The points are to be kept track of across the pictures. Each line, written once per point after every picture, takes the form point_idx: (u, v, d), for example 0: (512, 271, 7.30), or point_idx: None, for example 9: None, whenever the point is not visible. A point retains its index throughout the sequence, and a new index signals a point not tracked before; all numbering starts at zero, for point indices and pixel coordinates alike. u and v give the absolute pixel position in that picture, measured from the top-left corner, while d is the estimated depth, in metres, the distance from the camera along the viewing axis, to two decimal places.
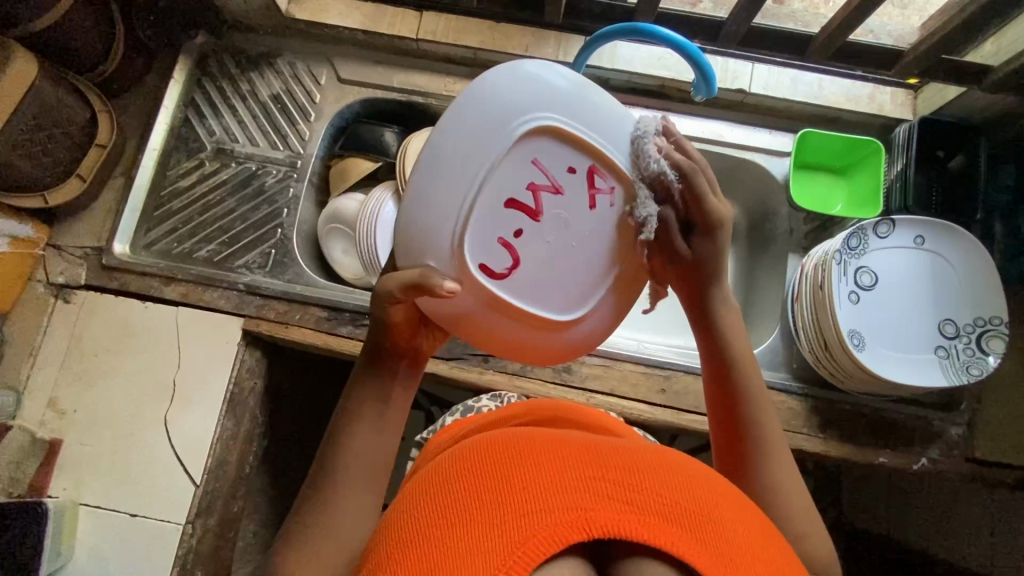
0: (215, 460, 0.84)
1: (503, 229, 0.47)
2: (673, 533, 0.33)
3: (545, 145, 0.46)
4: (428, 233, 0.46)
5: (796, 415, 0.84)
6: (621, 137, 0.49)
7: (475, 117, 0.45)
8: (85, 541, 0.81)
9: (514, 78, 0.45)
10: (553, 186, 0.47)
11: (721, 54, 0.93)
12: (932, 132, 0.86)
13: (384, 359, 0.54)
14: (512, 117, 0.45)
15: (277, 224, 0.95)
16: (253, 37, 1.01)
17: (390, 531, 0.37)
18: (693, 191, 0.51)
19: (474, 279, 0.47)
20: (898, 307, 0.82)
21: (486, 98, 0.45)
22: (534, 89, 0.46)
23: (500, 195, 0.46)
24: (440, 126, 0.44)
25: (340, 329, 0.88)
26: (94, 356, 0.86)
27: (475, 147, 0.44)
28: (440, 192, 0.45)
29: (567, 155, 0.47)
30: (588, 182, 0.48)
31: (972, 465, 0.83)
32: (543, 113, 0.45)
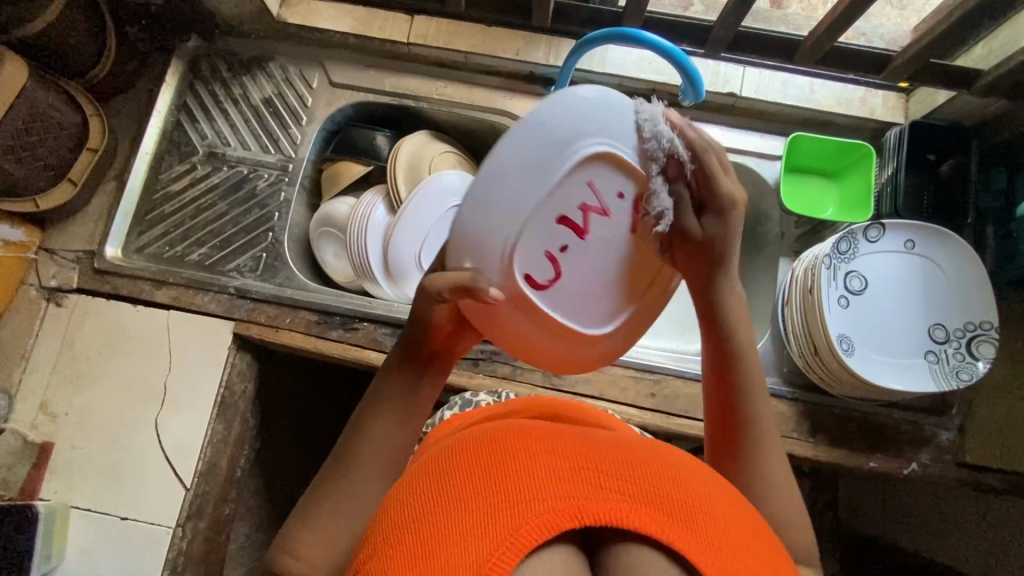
0: (205, 463, 0.84)
1: (550, 243, 0.49)
2: (663, 521, 0.33)
3: (602, 170, 0.47)
4: (482, 245, 0.47)
5: (785, 420, 0.84)
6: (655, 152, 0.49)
7: (541, 135, 0.45)
8: (75, 545, 0.81)
9: (574, 107, 0.45)
10: (601, 208, 0.49)
11: (712, 59, 0.93)
12: (923, 136, 0.86)
13: (418, 354, 0.55)
14: (574, 142, 0.45)
15: (268, 228, 0.95)
16: (245, 41, 1.01)
17: (380, 521, 0.37)
18: (705, 173, 0.50)
19: (519, 288, 0.49)
20: (888, 312, 0.82)
21: (556, 117, 0.45)
22: (592, 119, 0.45)
23: (554, 214, 0.47)
24: (501, 141, 0.45)
25: (329, 333, 0.88)
26: (86, 360, 0.86)
27: (539, 164, 0.45)
28: (501, 208, 0.45)
29: (624, 180, 0.48)
30: (633, 209, 0.50)
31: (963, 470, 0.83)
32: (599, 139, 0.46)
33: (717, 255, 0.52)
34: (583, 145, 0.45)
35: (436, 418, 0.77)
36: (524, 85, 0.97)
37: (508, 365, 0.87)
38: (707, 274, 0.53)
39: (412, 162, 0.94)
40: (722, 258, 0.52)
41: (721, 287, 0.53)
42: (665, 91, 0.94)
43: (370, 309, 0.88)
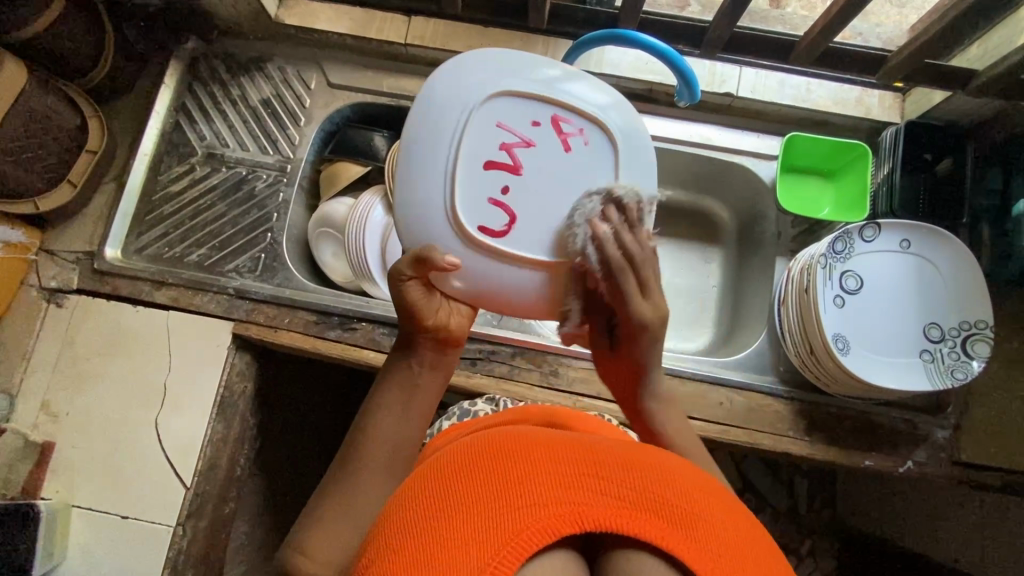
0: (205, 462, 0.84)
1: (490, 189, 0.52)
2: (663, 528, 0.33)
3: (505, 108, 0.53)
4: (422, 213, 0.53)
5: (782, 419, 0.85)
6: (547, 79, 0.55)
7: (435, 105, 0.53)
8: (77, 544, 0.82)
9: (456, 70, 0.54)
10: (523, 141, 0.53)
11: (709, 59, 0.93)
12: (919, 136, 0.86)
13: (413, 343, 0.58)
14: (468, 94, 0.53)
15: (267, 228, 0.95)
16: (244, 42, 1.01)
17: (385, 523, 0.38)
18: (616, 284, 0.52)
19: (476, 238, 0.52)
20: (883, 311, 0.82)
21: (441, 88, 0.53)
22: (476, 72, 0.53)
23: (478, 160, 0.52)
24: (409, 122, 0.53)
25: (328, 333, 0.88)
26: (87, 360, 0.87)
27: (445, 123, 0.52)
28: (425, 174, 0.52)
29: (531, 111, 0.54)
30: (555, 131, 0.53)
31: (959, 468, 0.83)
32: (490, 83, 0.53)
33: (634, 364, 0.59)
34: (471, 95, 0.53)
35: (434, 430, 0.77)
36: None
37: (505, 365, 0.87)
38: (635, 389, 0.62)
39: None
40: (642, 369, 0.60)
41: (648, 401, 0.62)
42: (662, 91, 0.94)
43: (368, 309, 0.89)
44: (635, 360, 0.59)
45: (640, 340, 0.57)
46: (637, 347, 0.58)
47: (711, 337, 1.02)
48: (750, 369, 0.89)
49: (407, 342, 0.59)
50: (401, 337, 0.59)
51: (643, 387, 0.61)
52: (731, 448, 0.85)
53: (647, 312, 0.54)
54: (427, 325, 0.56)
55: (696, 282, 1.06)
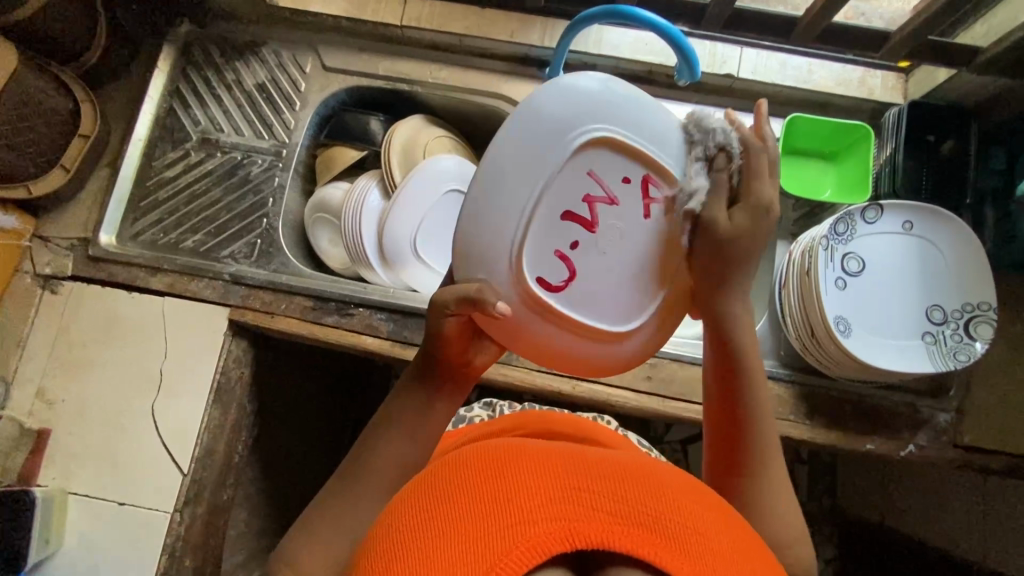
0: (202, 449, 0.84)
1: (560, 242, 0.50)
2: (657, 544, 0.32)
3: (600, 155, 0.49)
4: (486, 250, 0.49)
5: (783, 403, 0.84)
6: (653, 130, 0.50)
7: (529, 128, 0.48)
8: (74, 530, 0.81)
9: (562, 96, 0.48)
10: (607, 197, 0.50)
11: (709, 39, 0.92)
12: (921, 116, 0.85)
13: (434, 372, 0.55)
14: (567, 130, 0.48)
15: (263, 214, 0.94)
16: (238, 25, 1.00)
17: (373, 543, 0.37)
18: (747, 169, 0.52)
19: (532, 290, 0.50)
20: (885, 293, 0.81)
21: (541, 112, 0.48)
22: (581, 105, 0.48)
23: (555, 210, 0.49)
24: (496, 141, 0.48)
25: (326, 318, 0.88)
26: (83, 346, 0.86)
27: (536, 159, 0.48)
28: (499, 209, 0.48)
29: (625, 166, 0.50)
30: (642, 193, 0.50)
31: (960, 452, 0.83)
32: (595, 123, 0.48)
33: (738, 255, 0.52)
34: (570, 134, 0.48)
35: None
36: (520, 68, 0.96)
37: None
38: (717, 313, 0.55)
39: (407, 147, 0.94)
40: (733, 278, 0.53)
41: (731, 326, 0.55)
42: (661, 72, 0.93)
43: (365, 294, 0.88)
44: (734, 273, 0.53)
45: (759, 224, 0.52)
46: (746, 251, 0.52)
47: None
48: None
49: (427, 370, 0.56)
50: (421, 365, 0.56)
51: (727, 289, 0.54)
52: None
53: (770, 194, 0.52)
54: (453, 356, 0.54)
55: None
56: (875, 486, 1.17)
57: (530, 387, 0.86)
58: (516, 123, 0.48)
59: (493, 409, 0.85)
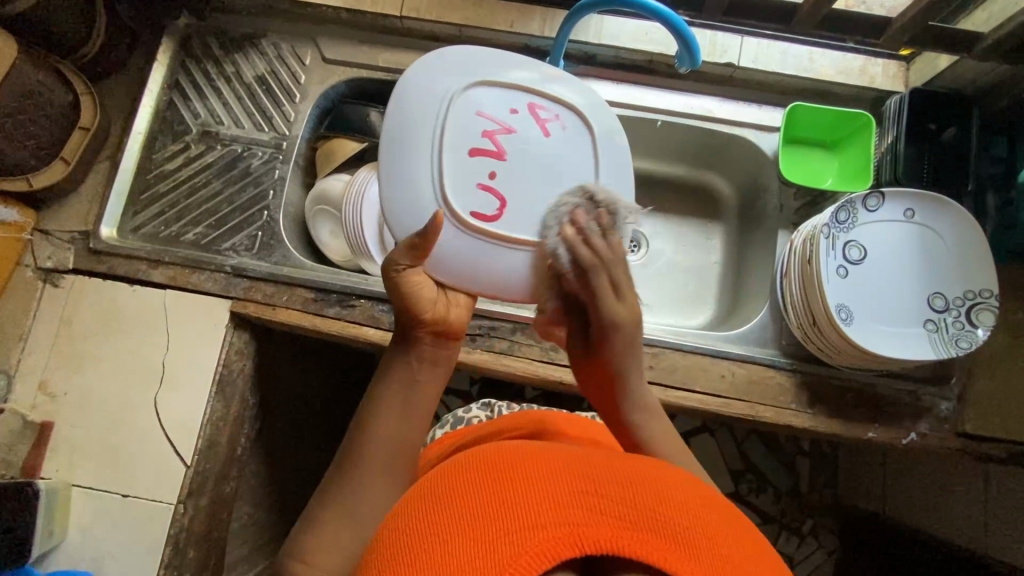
0: (205, 441, 0.84)
1: (479, 175, 0.56)
2: (666, 549, 0.32)
3: (483, 97, 0.58)
4: (412, 205, 0.55)
5: (784, 391, 0.84)
6: (518, 67, 0.60)
7: (406, 102, 0.57)
8: (78, 523, 0.82)
9: (430, 64, 0.58)
10: (503, 128, 0.58)
11: (709, 28, 0.92)
12: (923, 103, 0.84)
13: (411, 336, 0.58)
14: (445, 85, 0.57)
15: (263, 206, 0.94)
16: (237, 18, 1.00)
17: (380, 548, 0.37)
18: (587, 283, 0.55)
19: (471, 224, 0.56)
20: (887, 281, 0.81)
21: (410, 90, 0.57)
22: (448, 65, 0.58)
23: (462, 148, 0.56)
24: (390, 114, 0.57)
25: (327, 310, 0.88)
26: (85, 339, 0.86)
27: (427, 113, 0.56)
28: (409, 169, 0.56)
29: (508, 100, 0.59)
30: (531, 117, 0.58)
31: (961, 440, 0.83)
32: (467, 74, 0.58)
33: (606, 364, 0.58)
34: (450, 86, 0.57)
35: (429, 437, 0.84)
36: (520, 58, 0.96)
37: (505, 340, 0.87)
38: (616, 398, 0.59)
39: None
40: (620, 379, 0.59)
41: (630, 409, 0.59)
42: (662, 61, 0.93)
43: (367, 286, 0.88)
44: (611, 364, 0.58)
45: (613, 337, 0.57)
46: (612, 346, 0.57)
47: (713, 314, 1.02)
48: (753, 343, 0.88)
49: (405, 335, 0.59)
50: (400, 330, 0.59)
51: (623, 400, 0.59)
52: (733, 422, 0.85)
53: (620, 311, 0.56)
54: (425, 315, 0.57)
55: (697, 259, 1.06)
56: (877, 476, 1.18)
57: (532, 377, 0.86)
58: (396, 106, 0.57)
59: (492, 410, 0.85)
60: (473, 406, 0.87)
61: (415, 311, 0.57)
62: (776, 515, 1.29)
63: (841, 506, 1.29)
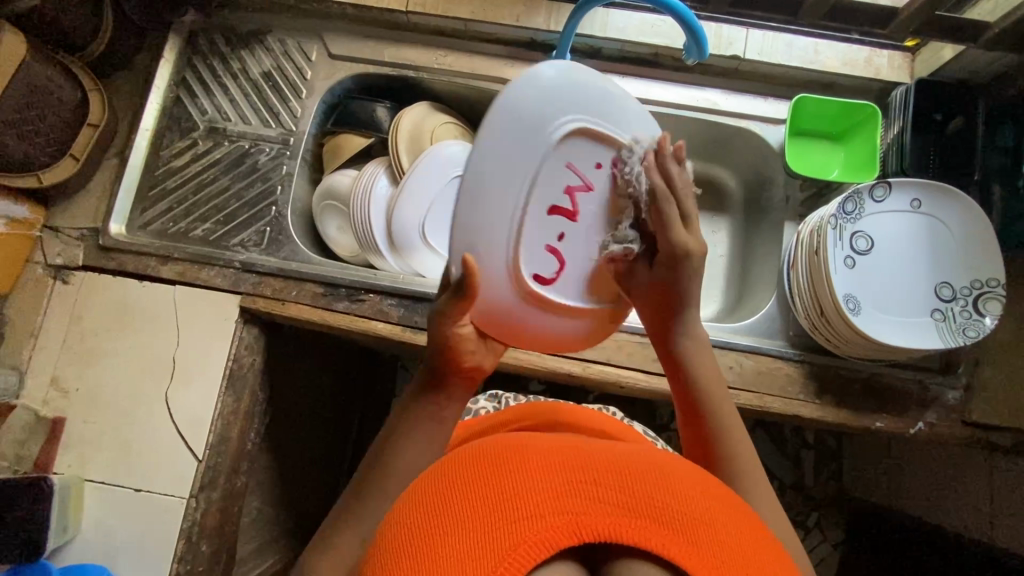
0: (216, 435, 0.85)
1: (549, 236, 0.55)
2: (663, 535, 0.33)
3: (576, 147, 0.54)
4: (486, 245, 0.52)
5: (791, 382, 0.85)
6: (615, 117, 0.57)
7: (511, 144, 0.50)
8: (91, 517, 0.82)
9: (532, 92, 0.51)
10: (584, 185, 0.56)
11: (715, 21, 0.92)
12: (930, 94, 0.85)
13: (439, 381, 0.57)
14: (545, 126, 0.52)
15: (271, 202, 0.95)
16: (242, 14, 1.00)
17: (383, 541, 0.37)
18: (660, 214, 0.56)
19: (532, 287, 0.56)
20: (894, 272, 0.81)
21: (523, 109, 0.51)
22: (550, 99, 0.52)
23: (545, 204, 0.54)
24: (480, 134, 0.50)
25: (336, 304, 0.88)
26: (95, 335, 0.87)
27: (523, 157, 0.51)
28: (488, 210, 0.51)
29: (596, 153, 0.56)
30: (613, 176, 0.57)
31: (969, 429, 0.83)
32: (567, 117, 0.53)
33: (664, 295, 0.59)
34: (549, 130, 0.52)
35: None
36: (525, 53, 0.97)
37: None
38: (668, 323, 0.61)
39: (414, 134, 0.94)
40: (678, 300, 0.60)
41: (681, 335, 0.61)
42: (667, 54, 0.93)
43: (375, 280, 0.88)
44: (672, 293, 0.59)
45: (680, 269, 0.58)
46: (678, 272, 0.58)
47: (719, 307, 1.03)
48: (761, 334, 0.89)
49: (434, 384, 0.57)
50: (425, 377, 0.57)
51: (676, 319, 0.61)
52: (741, 412, 0.85)
53: (690, 243, 0.57)
54: (464, 365, 0.57)
55: None
56: (882, 468, 1.18)
57: (540, 370, 0.86)
58: (499, 124, 0.50)
59: (499, 401, 0.86)
60: (481, 398, 0.88)
61: (454, 362, 0.56)
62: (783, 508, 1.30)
63: (846, 498, 1.30)
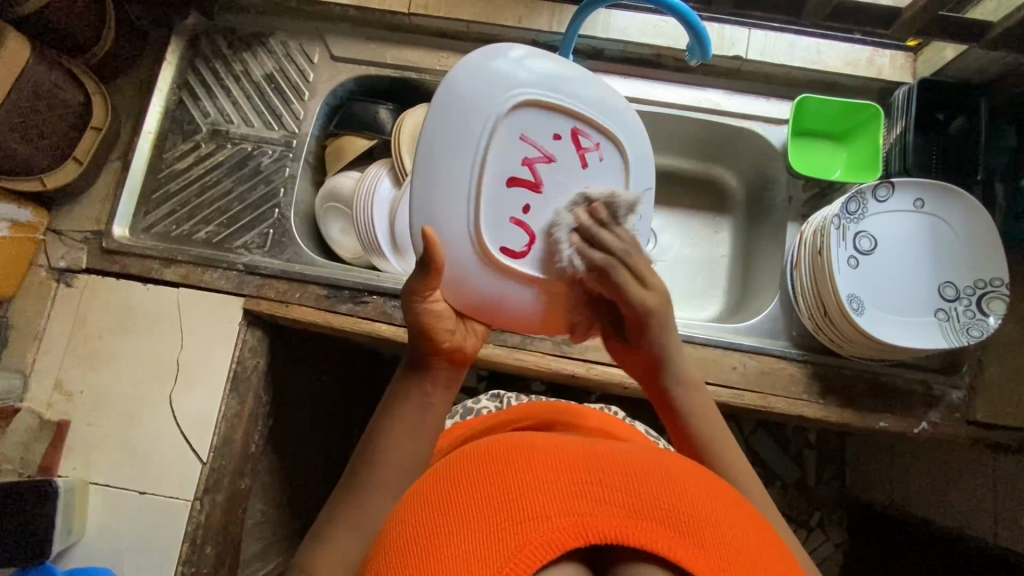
0: (220, 438, 0.85)
1: (513, 208, 0.54)
2: (670, 538, 0.33)
3: (531, 119, 0.54)
4: (444, 220, 0.52)
5: (795, 382, 0.85)
6: (576, 89, 0.56)
7: (460, 118, 0.51)
8: (96, 519, 0.82)
9: (478, 70, 0.52)
10: (545, 156, 0.54)
11: (717, 21, 0.92)
12: (933, 94, 0.85)
13: (425, 362, 0.59)
14: (495, 99, 0.52)
15: (275, 204, 0.95)
16: (245, 17, 1.00)
17: (388, 540, 0.37)
18: (608, 279, 0.53)
19: (500, 261, 0.54)
20: (898, 272, 0.81)
21: (465, 88, 0.52)
22: (497, 74, 0.52)
23: (502, 175, 0.53)
24: (429, 113, 0.51)
25: (340, 306, 0.88)
26: (99, 338, 0.87)
27: (472, 130, 0.51)
28: (442, 184, 0.51)
29: (553, 124, 0.55)
30: (574, 145, 0.56)
31: (973, 428, 0.83)
32: (519, 90, 0.53)
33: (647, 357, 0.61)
34: (499, 102, 0.52)
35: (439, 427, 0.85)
36: None
37: (517, 334, 0.87)
38: (655, 375, 0.62)
39: (416, 135, 0.94)
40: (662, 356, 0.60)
41: (674, 389, 0.61)
42: (669, 55, 0.93)
43: (378, 282, 0.89)
44: (650, 351, 0.60)
45: (648, 328, 0.58)
46: (648, 332, 0.58)
47: (721, 307, 1.03)
48: (764, 334, 0.89)
49: (418, 367, 0.59)
50: (411, 357, 0.60)
51: (665, 374, 0.61)
52: (744, 413, 0.85)
53: (650, 300, 0.56)
54: (443, 345, 0.58)
55: (705, 252, 1.06)
56: (885, 468, 1.18)
57: (543, 371, 0.86)
58: (444, 103, 0.51)
59: (501, 401, 0.86)
60: (483, 397, 0.88)
61: (432, 343, 0.58)
62: (785, 508, 1.30)
63: (849, 497, 1.30)
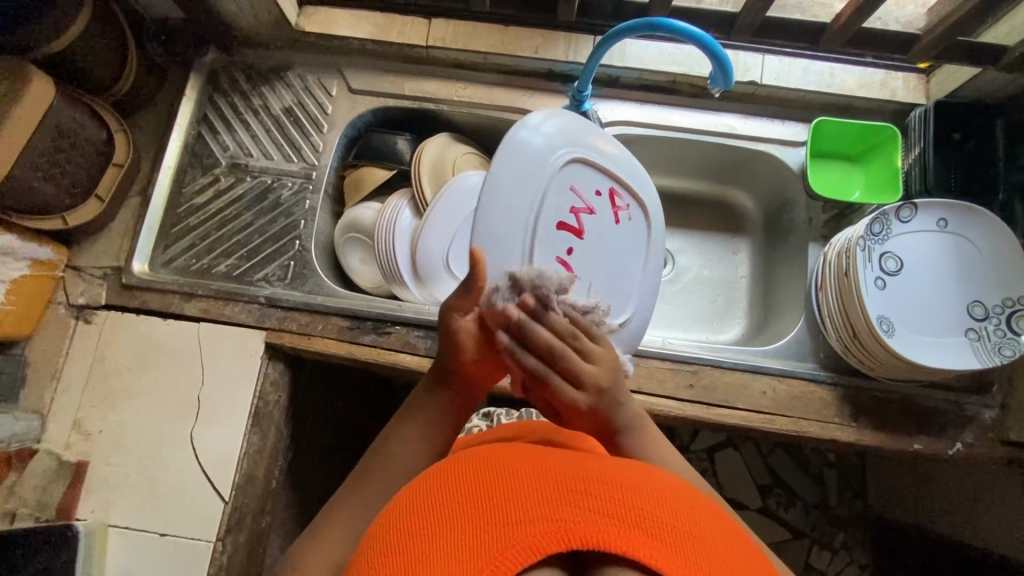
0: (242, 476, 0.83)
1: (557, 247, 0.62)
2: (650, 546, 0.31)
3: (580, 178, 0.65)
4: (495, 253, 0.56)
5: (827, 405, 0.84)
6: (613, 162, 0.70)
7: (525, 161, 0.59)
8: (114, 563, 0.80)
9: (536, 124, 0.62)
10: (587, 208, 0.66)
11: (734, 49, 0.94)
12: (947, 116, 0.86)
13: (449, 380, 0.58)
14: (555, 158, 0.63)
15: (295, 236, 0.95)
16: (264, 51, 1.02)
17: (367, 544, 0.35)
18: (541, 380, 0.55)
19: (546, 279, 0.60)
20: (926, 292, 0.81)
21: (533, 141, 0.61)
22: (552, 138, 0.63)
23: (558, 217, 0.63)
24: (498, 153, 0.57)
25: (362, 337, 0.87)
26: (118, 375, 0.86)
27: (537, 175, 0.60)
28: (503, 216, 0.56)
29: (595, 182, 0.67)
30: (609, 202, 0.68)
31: (1008, 448, 0.82)
32: (574, 155, 0.65)
33: (596, 430, 0.56)
34: (555, 164, 0.62)
35: None
36: (543, 83, 0.98)
37: None
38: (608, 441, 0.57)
39: (436, 165, 0.94)
40: (619, 426, 0.57)
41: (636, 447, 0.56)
42: (685, 82, 0.95)
43: (402, 312, 0.88)
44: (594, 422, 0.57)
45: (584, 419, 0.56)
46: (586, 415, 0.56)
47: (742, 329, 1.02)
48: (790, 357, 0.88)
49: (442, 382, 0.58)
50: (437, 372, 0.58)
51: (626, 435, 0.57)
52: (775, 438, 0.84)
53: (585, 398, 0.55)
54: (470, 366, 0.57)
55: (723, 274, 1.06)
56: (907, 488, 1.16)
57: None
58: (511, 153, 0.59)
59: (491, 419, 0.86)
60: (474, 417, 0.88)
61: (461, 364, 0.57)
62: (808, 529, 1.27)
63: (872, 519, 1.27)
